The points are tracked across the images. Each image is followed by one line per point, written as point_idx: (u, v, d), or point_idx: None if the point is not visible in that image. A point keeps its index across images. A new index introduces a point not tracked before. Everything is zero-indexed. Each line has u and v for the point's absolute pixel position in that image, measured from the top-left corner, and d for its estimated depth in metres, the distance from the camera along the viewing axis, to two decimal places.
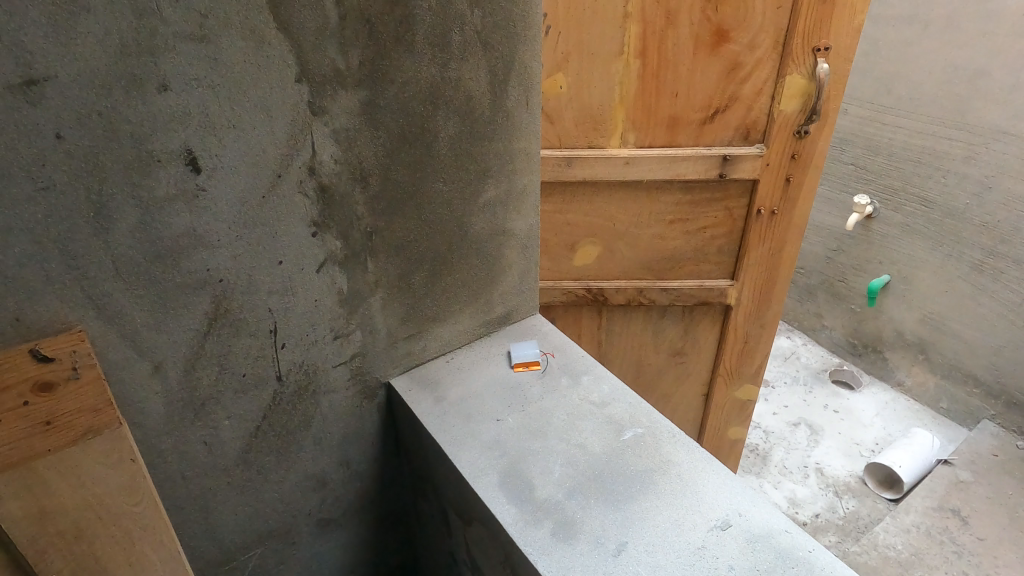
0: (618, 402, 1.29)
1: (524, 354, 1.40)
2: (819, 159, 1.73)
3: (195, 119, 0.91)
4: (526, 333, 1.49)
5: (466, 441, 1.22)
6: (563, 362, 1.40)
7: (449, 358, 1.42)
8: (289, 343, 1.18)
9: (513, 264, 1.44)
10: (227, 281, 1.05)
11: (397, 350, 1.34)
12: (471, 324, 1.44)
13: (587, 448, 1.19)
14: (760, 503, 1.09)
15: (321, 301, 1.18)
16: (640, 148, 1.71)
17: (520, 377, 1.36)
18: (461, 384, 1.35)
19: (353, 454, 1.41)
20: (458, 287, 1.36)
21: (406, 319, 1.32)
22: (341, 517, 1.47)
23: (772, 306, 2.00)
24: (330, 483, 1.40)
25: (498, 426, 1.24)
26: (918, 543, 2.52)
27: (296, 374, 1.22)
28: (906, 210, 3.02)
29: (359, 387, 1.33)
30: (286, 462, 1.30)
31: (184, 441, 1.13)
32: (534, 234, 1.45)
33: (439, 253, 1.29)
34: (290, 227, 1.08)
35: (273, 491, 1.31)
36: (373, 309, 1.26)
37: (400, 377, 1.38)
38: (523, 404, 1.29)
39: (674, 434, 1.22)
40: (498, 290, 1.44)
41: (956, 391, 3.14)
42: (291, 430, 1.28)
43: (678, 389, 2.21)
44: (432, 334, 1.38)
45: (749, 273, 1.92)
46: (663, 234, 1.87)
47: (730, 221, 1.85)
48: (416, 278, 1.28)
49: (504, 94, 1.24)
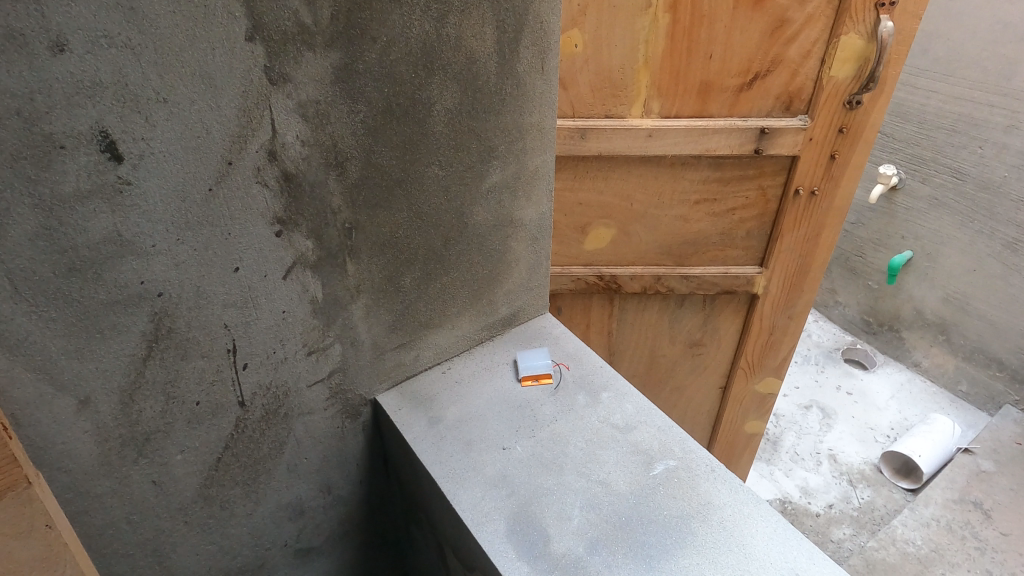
0: (644, 426, 1.10)
1: (533, 365, 1.20)
2: (870, 133, 1.51)
3: (109, 91, 0.68)
4: (534, 338, 1.28)
5: (467, 476, 1.03)
6: (578, 374, 1.20)
7: (446, 369, 1.22)
8: (253, 362, 0.98)
9: (522, 260, 1.23)
10: (168, 295, 0.83)
11: (384, 363, 1.14)
12: (470, 329, 1.23)
13: (611, 486, 1.01)
14: (819, 560, 0.92)
15: (290, 312, 0.97)
16: (665, 119, 1.48)
17: (529, 393, 1.17)
18: (460, 402, 1.15)
19: (335, 478, 1.22)
20: (456, 289, 1.15)
21: (395, 328, 1.11)
22: (322, 545, 1.29)
23: (804, 295, 1.81)
24: (309, 510, 1.22)
25: (504, 458, 1.05)
26: (939, 538, 2.40)
27: (264, 397, 1.02)
28: (935, 182, 2.80)
29: (340, 406, 1.13)
30: (255, 492, 1.11)
31: (126, 482, 0.93)
32: (546, 224, 1.23)
33: (434, 250, 1.08)
34: (248, 225, 0.86)
35: (242, 524, 1.13)
36: (355, 319, 1.05)
37: (389, 392, 1.18)
38: (533, 428, 1.10)
39: (713, 468, 1.03)
40: (503, 290, 1.23)
41: (977, 373, 2.99)
42: (260, 458, 1.08)
43: (693, 383, 2.02)
44: (426, 342, 1.18)
45: (781, 260, 1.72)
46: (686, 216, 1.65)
47: (762, 202, 1.64)
48: (406, 281, 1.07)
49: (514, 57, 1.00)
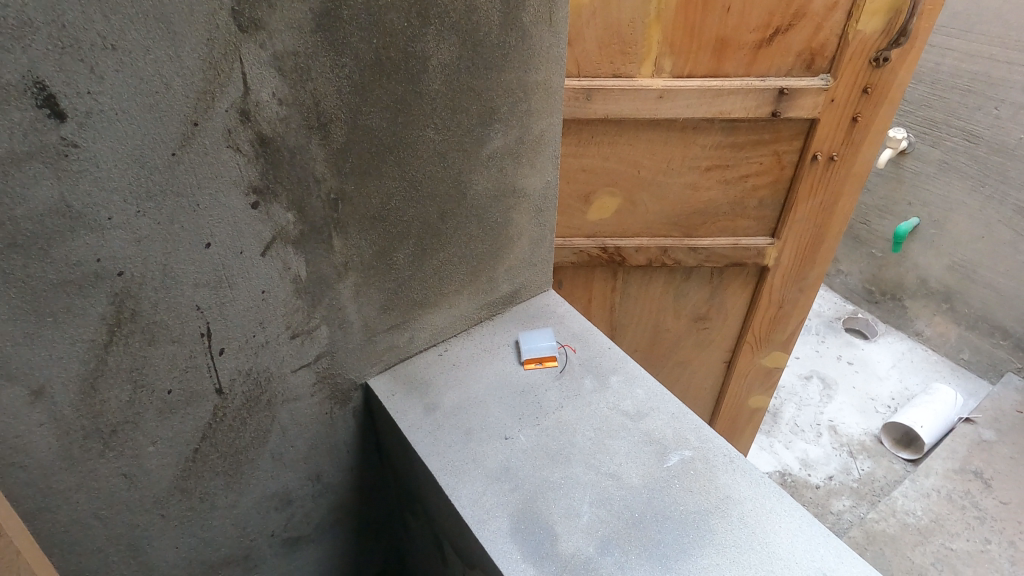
0: (657, 413, 1.02)
1: (536, 347, 1.11)
2: (895, 93, 1.40)
3: (45, 33, 0.58)
4: (537, 317, 1.20)
5: (467, 468, 0.95)
6: (585, 357, 1.12)
7: (443, 351, 1.13)
8: (231, 348, 0.88)
9: (525, 233, 1.13)
10: (129, 274, 0.73)
11: (375, 346, 1.05)
12: (469, 308, 1.14)
13: (623, 479, 0.93)
14: (847, 559, 0.86)
15: (270, 292, 0.87)
16: (677, 79, 1.37)
17: (532, 378, 1.08)
18: (458, 387, 1.07)
19: (324, 466, 1.14)
20: (454, 266, 1.06)
21: (388, 308, 1.02)
22: (312, 534, 1.22)
23: (816, 267, 1.73)
24: (297, 499, 1.14)
25: (507, 448, 0.98)
26: (939, 508, 2.37)
27: (244, 384, 0.93)
28: (946, 145, 2.70)
29: (329, 391, 1.05)
30: (238, 483, 1.03)
31: (92, 478, 0.85)
32: (551, 194, 1.13)
33: (429, 223, 0.98)
34: (219, 194, 0.75)
35: (224, 516, 1.05)
36: (343, 298, 0.95)
37: (381, 375, 1.09)
38: (538, 416, 1.02)
39: (731, 459, 0.96)
40: (504, 265, 1.14)
41: (980, 342, 2.94)
42: (242, 448, 1.00)
43: (697, 358, 1.95)
44: (421, 323, 1.09)
45: (794, 230, 1.63)
46: (696, 185, 1.55)
47: (777, 170, 1.54)
48: (399, 258, 0.98)
49: (520, 5, 0.89)
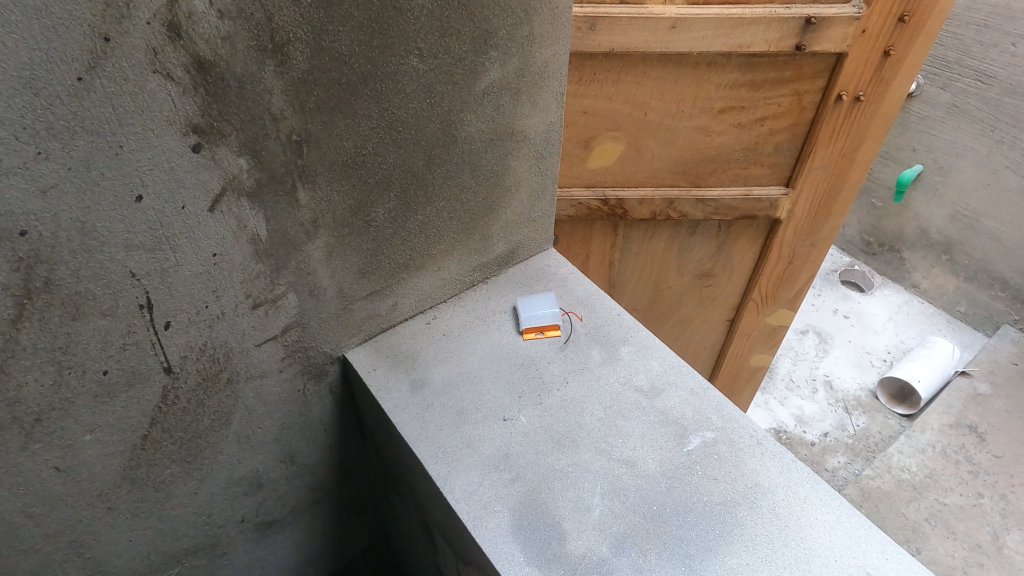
0: (674, 389, 0.91)
1: (537, 314, 0.98)
2: (934, 22, 1.26)
3: None
4: (537, 280, 1.06)
5: (461, 456, 0.83)
6: (591, 325, 0.99)
7: (430, 319, 1.00)
8: (178, 320, 0.74)
9: (524, 183, 0.98)
10: (36, 233, 0.58)
11: (353, 315, 0.91)
12: (460, 270, 1.00)
13: (638, 467, 0.82)
14: (893, 555, 0.75)
15: (224, 254, 0.73)
16: (693, 6, 1.20)
17: (532, 350, 0.96)
18: (449, 361, 0.94)
19: (299, 446, 1.02)
20: (443, 222, 0.91)
21: (366, 272, 0.88)
22: (288, 517, 1.10)
23: (830, 219, 1.60)
24: (269, 483, 1.02)
25: (506, 432, 0.86)
26: (933, 464, 2.27)
27: (198, 362, 0.79)
28: (957, 87, 2.55)
29: (300, 367, 0.91)
30: (198, 470, 0.90)
31: (16, 473, 0.71)
32: (554, 137, 0.98)
33: (413, 172, 0.83)
34: (148, 132, 0.59)
35: (185, 505, 0.92)
36: (313, 261, 0.81)
37: (361, 347, 0.96)
38: (540, 393, 0.90)
39: (759, 441, 0.85)
40: (500, 221, 1.00)
41: (978, 294, 2.88)
42: (201, 433, 0.87)
43: (698, 317, 1.84)
44: (405, 287, 0.95)
45: (811, 179, 1.50)
46: (707, 129, 1.40)
47: (797, 112, 1.39)
48: (378, 213, 0.83)
49: None
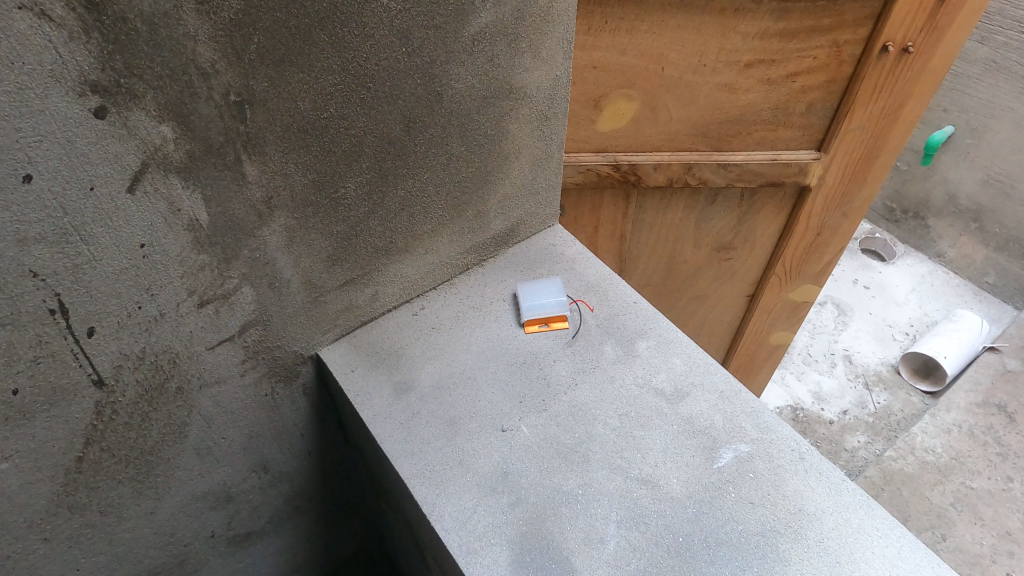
0: (701, 392, 0.78)
1: (541, 304, 0.85)
2: None
3: None
4: (540, 262, 0.92)
5: (451, 476, 0.71)
6: (603, 316, 0.86)
7: (417, 310, 0.86)
8: (105, 325, 0.61)
9: (523, 151, 0.84)
10: None
11: (324, 309, 0.78)
12: (450, 253, 0.87)
13: (661, 488, 0.70)
14: None
15: (154, 244, 0.59)
16: None
17: (535, 346, 0.83)
18: (438, 360, 0.81)
19: (272, 454, 0.90)
20: (427, 197, 0.77)
21: (337, 258, 0.74)
22: (267, 526, 0.99)
23: (864, 186, 1.45)
24: (240, 494, 0.91)
25: (504, 445, 0.73)
26: (959, 445, 2.13)
27: (137, 371, 0.66)
28: (997, 41, 2.35)
29: (266, 369, 0.78)
30: (152, 489, 0.78)
31: None
32: (559, 95, 0.83)
33: (389, 139, 0.68)
34: (27, 93, 0.46)
35: (141, 526, 0.81)
36: (270, 247, 0.67)
37: (338, 343, 0.83)
38: (545, 399, 0.77)
39: (801, 456, 0.72)
40: (497, 195, 0.86)
41: (1008, 264, 2.73)
42: (150, 448, 0.74)
43: (715, 294, 1.68)
44: (386, 274, 0.81)
45: (848, 142, 1.34)
46: (732, 85, 1.21)
47: (835, 66, 1.22)
48: (348, 188, 0.69)
49: None
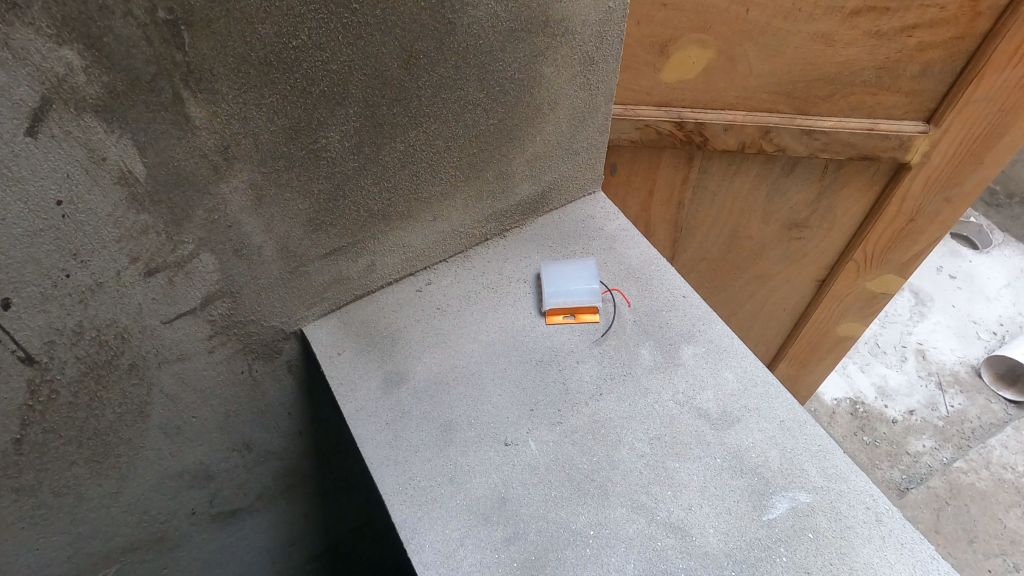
0: (756, 419, 0.63)
1: (567, 290, 0.70)
2: None
3: None
4: (573, 238, 0.78)
5: (438, 497, 0.58)
6: (643, 311, 0.71)
7: (423, 285, 0.73)
8: (24, 296, 0.50)
9: (560, 102, 0.68)
10: None
11: (307, 280, 0.66)
12: (464, 220, 0.72)
13: (694, 541, 0.56)
14: None
15: (76, 201, 0.47)
16: None
17: (557, 341, 0.69)
18: (439, 349, 0.68)
19: (257, 432, 0.80)
20: (433, 153, 0.63)
21: (320, 221, 0.61)
22: (257, 502, 0.91)
23: (980, 171, 1.21)
24: (222, 473, 0.82)
25: (505, 464, 0.60)
26: None
27: (75, 348, 0.56)
28: None
29: (243, 345, 0.67)
30: (114, 472, 0.69)
31: None
32: (610, 34, 0.66)
33: (383, 77, 0.54)
34: None
35: (106, 507, 0.72)
36: (233, 208, 0.55)
37: (326, 318, 0.71)
38: (560, 409, 0.64)
39: (877, 518, 0.57)
40: (526, 154, 0.70)
41: None
42: (106, 429, 0.65)
43: (779, 275, 1.47)
44: (384, 242, 0.68)
45: (969, 115, 1.10)
46: (831, 35, 0.99)
47: (968, 20, 0.98)
48: (331, 140, 0.55)
49: None
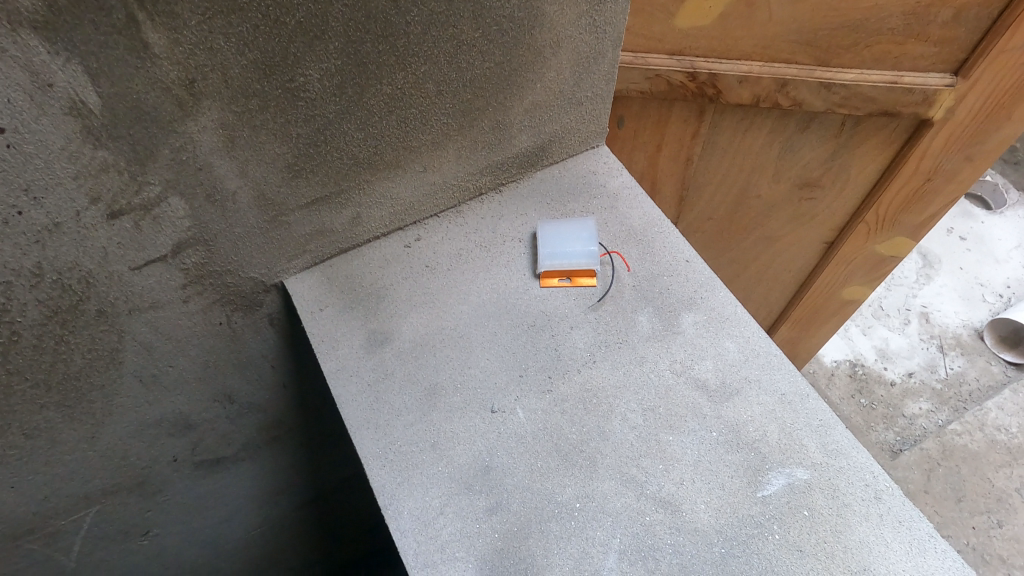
0: (755, 393, 0.60)
1: (563, 252, 0.67)
2: None
3: None
4: (573, 195, 0.73)
5: (419, 463, 0.56)
6: (643, 277, 0.67)
7: (411, 241, 0.70)
8: None
9: (563, 46, 0.63)
10: None
11: (287, 232, 0.62)
12: (457, 172, 0.68)
13: (683, 517, 0.54)
14: None
15: (24, 131, 0.43)
16: None
17: (551, 304, 0.65)
18: (426, 309, 0.65)
19: (239, 384, 0.78)
20: (424, 98, 0.58)
21: (298, 168, 0.56)
22: (241, 452, 0.90)
23: (1008, 128, 1.10)
24: (204, 423, 0.80)
25: (491, 431, 0.58)
26: None
27: (36, 290, 0.53)
28: None
29: (220, 297, 0.64)
30: (88, 417, 0.67)
31: None
32: None
33: (367, 10, 0.49)
34: None
35: (83, 452, 0.71)
36: (203, 149, 0.50)
37: (308, 273, 0.67)
38: (551, 376, 0.61)
39: (876, 496, 0.54)
40: (525, 101, 0.65)
41: None
42: (76, 375, 0.62)
43: (785, 237, 1.38)
44: (371, 194, 0.64)
45: (1000, 65, 0.99)
46: None
47: None
48: (309, 80, 0.50)
49: None
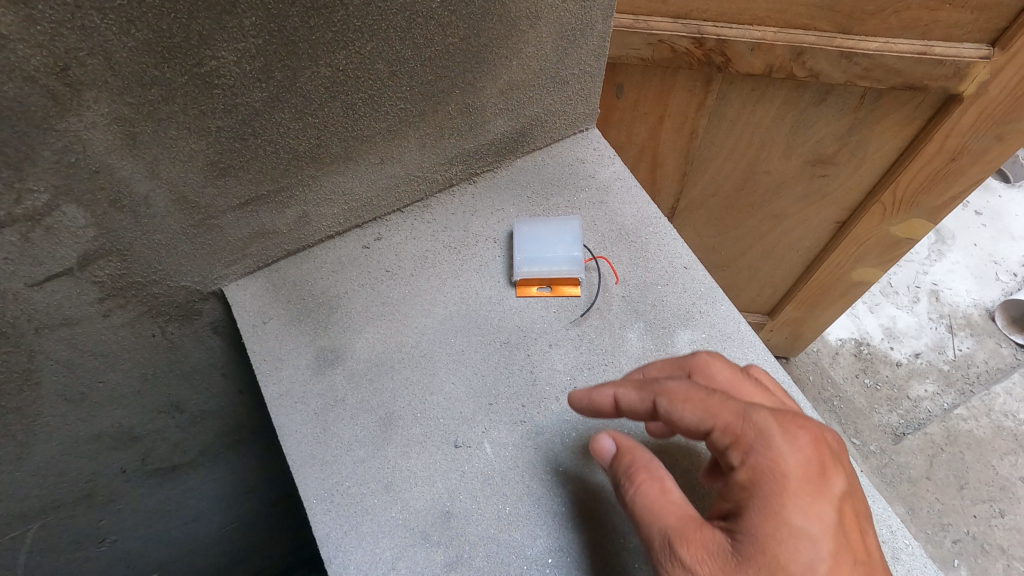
0: None
1: (543, 257, 0.58)
2: None
3: None
4: (557, 187, 0.64)
5: (370, 507, 0.49)
6: (634, 286, 0.58)
7: (370, 241, 0.61)
8: None
9: (543, 17, 0.53)
10: None
11: (217, 235, 0.53)
12: (422, 163, 0.59)
13: None
14: None
15: None
16: None
17: (529, 317, 0.57)
18: (385, 323, 0.57)
19: (187, 393, 0.70)
20: (375, 80, 0.48)
21: (224, 166, 0.47)
22: (200, 457, 0.83)
23: None
24: (151, 434, 0.72)
25: (454, 471, 0.50)
26: None
27: None
28: None
29: (149, 307, 0.56)
30: (9, 439, 0.60)
31: None
32: None
33: None
34: None
35: (9, 472, 0.63)
36: (96, 148, 0.42)
37: (252, 278, 0.59)
38: (524, 405, 0.53)
39: (894, 556, 0.46)
40: (498, 80, 0.56)
41: None
42: None
43: (794, 216, 1.25)
44: (318, 190, 0.55)
45: None
46: None
47: None
48: (225, 63, 0.41)
49: None
